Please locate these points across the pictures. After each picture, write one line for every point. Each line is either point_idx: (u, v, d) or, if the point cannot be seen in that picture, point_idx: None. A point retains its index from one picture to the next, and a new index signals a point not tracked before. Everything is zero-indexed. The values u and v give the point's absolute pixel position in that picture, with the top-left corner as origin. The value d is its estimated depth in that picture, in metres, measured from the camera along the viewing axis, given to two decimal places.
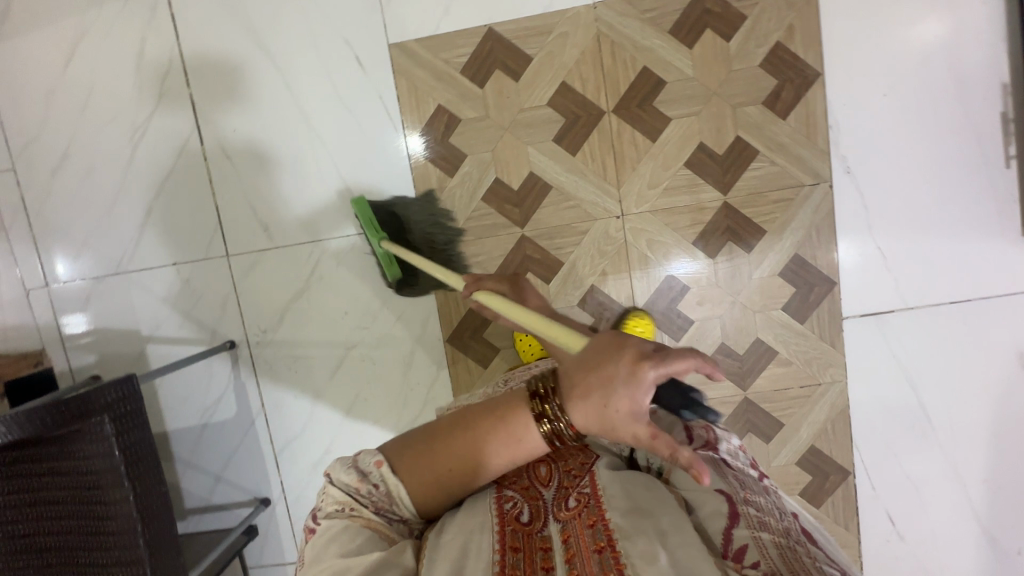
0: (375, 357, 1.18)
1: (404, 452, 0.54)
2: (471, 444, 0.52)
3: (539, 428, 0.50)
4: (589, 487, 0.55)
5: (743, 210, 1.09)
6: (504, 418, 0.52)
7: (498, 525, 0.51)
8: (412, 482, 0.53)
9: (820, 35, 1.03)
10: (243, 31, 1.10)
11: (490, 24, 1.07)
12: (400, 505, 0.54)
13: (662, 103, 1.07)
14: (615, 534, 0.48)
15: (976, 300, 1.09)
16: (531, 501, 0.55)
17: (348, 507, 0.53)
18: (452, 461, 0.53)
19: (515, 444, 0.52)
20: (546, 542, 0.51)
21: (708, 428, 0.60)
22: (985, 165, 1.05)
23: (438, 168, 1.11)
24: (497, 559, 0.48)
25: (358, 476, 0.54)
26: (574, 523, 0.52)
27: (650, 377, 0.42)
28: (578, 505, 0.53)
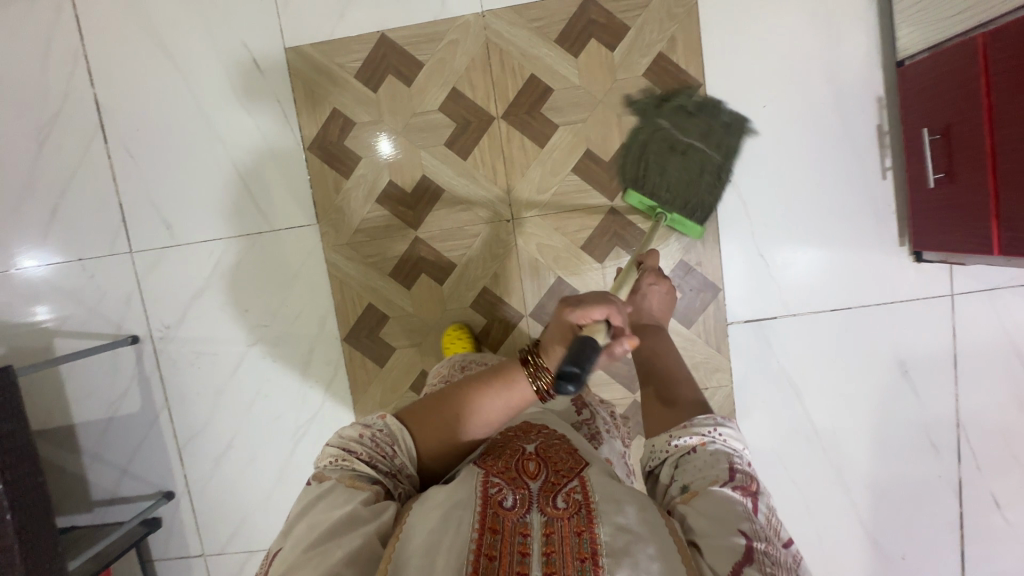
0: (276, 354, 1.21)
1: (412, 409, 0.61)
2: (472, 393, 0.60)
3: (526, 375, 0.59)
4: (581, 493, 0.52)
5: (629, 216, 1.11)
6: (501, 368, 0.61)
7: (481, 506, 0.51)
8: (417, 430, 0.59)
9: (700, 46, 1.06)
10: (146, 33, 1.13)
11: (383, 30, 1.09)
12: (401, 450, 0.58)
13: (549, 110, 1.09)
14: (601, 549, 0.46)
15: (856, 307, 1.11)
16: (518, 491, 0.53)
17: (340, 458, 0.56)
18: (455, 409, 0.60)
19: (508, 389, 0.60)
20: (527, 529, 0.50)
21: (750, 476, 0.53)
22: (862, 176, 1.07)
23: (334, 171, 1.14)
24: (476, 539, 0.47)
25: (362, 425, 0.58)
26: (560, 523, 0.50)
27: (571, 316, 0.58)
28: (566, 507, 0.51)
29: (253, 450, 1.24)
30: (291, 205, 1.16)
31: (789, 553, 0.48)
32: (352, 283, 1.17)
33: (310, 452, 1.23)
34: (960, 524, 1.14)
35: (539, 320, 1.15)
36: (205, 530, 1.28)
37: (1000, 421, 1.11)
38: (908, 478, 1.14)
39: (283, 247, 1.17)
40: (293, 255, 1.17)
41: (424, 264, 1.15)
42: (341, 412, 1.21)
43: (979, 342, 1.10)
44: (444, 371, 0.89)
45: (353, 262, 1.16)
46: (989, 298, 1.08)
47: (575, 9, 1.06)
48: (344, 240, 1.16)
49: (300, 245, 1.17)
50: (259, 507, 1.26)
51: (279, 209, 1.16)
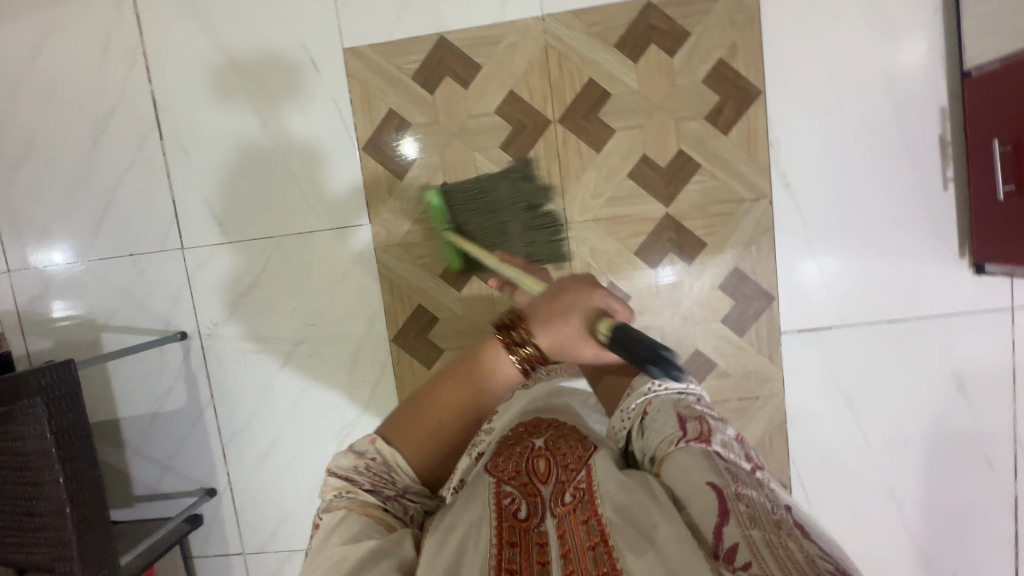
0: (323, 354, 1.21)
1: (394, 423, 0.60)
2: (452, 391, 0.59)
3: (508, 356, 0.58)
4: (586, 481, 0.55)
5: (685, 223, 1.10)
6: (471, 358, 0.60)
7: (496, 519, 0.53)
8: (406, 445, 0.59)
9: (761, 53, 1.05)
10: (204, 31, 1.14)
11: (442, 32, 1.10)
12: (399, 472, 0.58)
13: (606, 115, 1.09)
14: (609, 530, 0.49)
15: (913, 319, 1.10)
16: (531, 499, 0.56)
17: (346, 490, 0.56)
18: (439, 409, 0.59)
19: (486, 374, 0.59)
20: (542, 538, 0.51)
21: (701, 422, 0.58)
22: (922, 186, 1.06)
23: (388, 172, 1.14)
24: (495, 556, 0.49)
25: (354, 455, 0.58)
26: (570, 519, 0.52)
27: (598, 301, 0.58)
28: (573, 501, 0.54)
29: (296, 449, 1.24)
30: (343, 205, 1.16)
31: (757, 486, 0.51)
32: (401, 284, 1.17)
33: None
34: (1015, 542, 1.12)
35: None
36: (245, 529, 1.27)
37: None
38: (963, 494, 1.12)
39: (333, 247, 1.17)
40: (343, 255, 1.17)
41: None
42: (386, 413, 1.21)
43: None
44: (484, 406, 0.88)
45: (403, 262, 1.16)
46: None
47: (635, 14, 1.06)
48: (395, 241, 1.16)
49: (350, 244, 1.17)
50: (302, 506, 1.25)
51: (331, 209, 1.16)
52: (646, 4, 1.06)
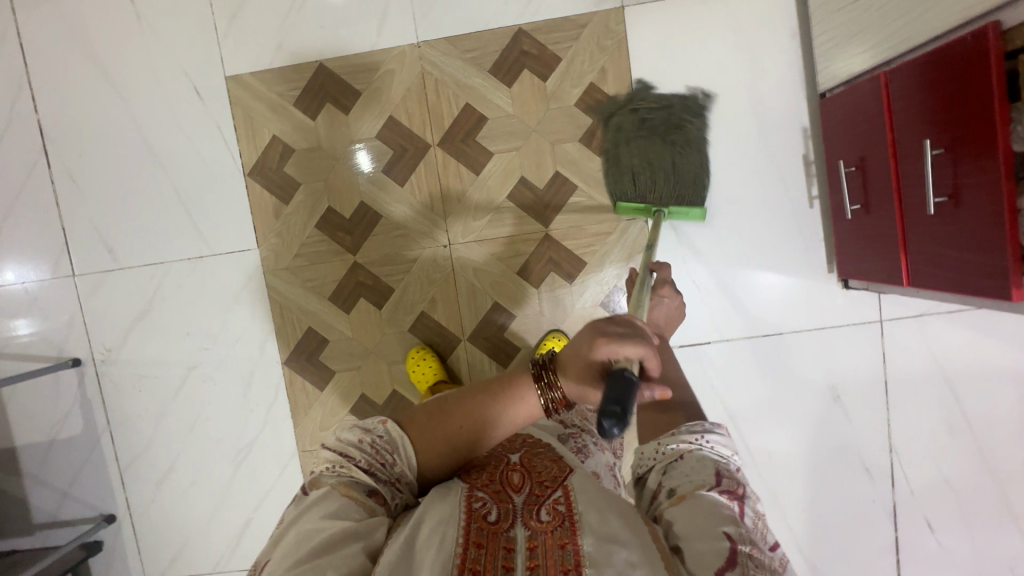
0: (216, 377, 1.21)
1: (413, 414, 0.58)
2: (479, 403, 0.57)
3: (537, 394, 0.57)
4: (564, 503, 0.52)
5: (564, 242, 1.12)
6: (509, 380, 0.58)
7: (465, 519, 0.50)
8: (417, 438, 0.56)
9: (629, 78, 1.08)
10: (89, 60, 1.15)
11: (321, 60, 1.11)
12: (400, 460, 0.54)
13: (483, 139, 1.11)
14: (584, 561, 0.45)
15: (788, 333, 1.12)
16: (501, 505, 0.53)
17: (338, 464, 0.52)
18: (460, 418, 0.57)
19: (513, 401, 0.57)
20: (511, 544, 0.49)
21: (739, 482, 0.52)
22: (790, 204, 1.09)
23: (274, 196, 1.15)
24: (460, 553, 0.46)
25: (361, 430, 0.55)
26: (544, 536, 0.49)
27: (602, 348, 0.53)
28: (551, 520, 0.50)
29: (194, 473, 1.24)
30: (233, 230, 1.17)
31: (775, 557, 0.47)
32: (291, 307, 1.18)
33: (251, 474, 1.23)
34: (897, 548, 1.15)
35: (477, 345, 1.16)
36: (147, 554, 1.27)
37: (931, 445, 1.12)
38: (844, 504, 1.15)
39: (225, 271, 1.18)
40: (235, 279, 1.18)
41: (363, 288, 1.16)
42: (282, 435, 1.22)
43: (909, 368, 1.11)
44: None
45: (292, 286, 1.17)
46: (916, 322, 1.10)
47: (507, 40, 1.08)
48: (283, 265, 1.17)
49: (240, 268, 1.18)
50: (202, 529, 1.25)
51: (220, 234, 1.17)
52: (516, 30, 1.08)
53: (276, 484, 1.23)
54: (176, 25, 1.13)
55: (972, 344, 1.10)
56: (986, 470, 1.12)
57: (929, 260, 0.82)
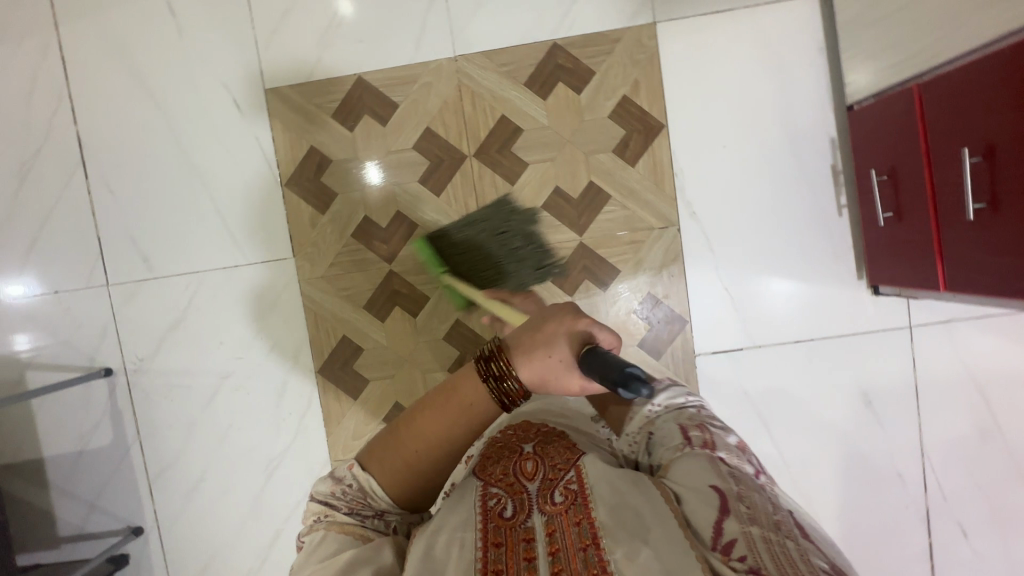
0: (249, 387, 1.21)
1: (374, 449, 0.58)
2: (426, 419, 0.56)
3: (486, 387, 0.55)
4: (577, 482, 0.53)
5: (598, 251, 1.14)
6: (452, 388, 0.56)
7: (481, 521, 0.51)
8: (382, 472, 0.57)
9: (662, 90, 1.11)
10: (129, 73, 1.17)
11: (360, 74, 1.14)
12: (374, 499, 0.56)
13: (519, 149, 1.13)
14: (600, 532, 0.47)
15: (820, 339, 1.14)
16: (516, 497, 0.54)
17: (322, 514, 0.56)
18: (414, 442, 0.56)
19: (461, 406, 0.56)
20: (530, 534, 0.50)
21: (704, 430, 0.58)
22: (819, 213, 1.12)
23: (311, 206, 1.17)
24: (480, 555, 0.48)
25: (332, 480, 0.58)
26: (560, 518, 0.50)
27: (584, 325, 0.54)
28: (564, 501, 0.52)
29: (224, 484, 1.23)
30: (270, 240, 1.18)
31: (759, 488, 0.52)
32: (326, 316, 1.19)
33: (283, 485, 1.23)
34: (931, 555, 1.15)
35: None
36: (173, 567, 1.25)
37: (962, 449, 1.13)
38: (879, 510, 1.15)
39: (260, 280, 1.19)
40: (270, 288, 1.19)
41: (398, 296, 1.17)
42: (314, 444, 1.21)
43: (939, 374, 1.13)
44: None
45: (327, 294, 1.18)
46: (945, 328, 1.12)
47: (543, 54, 1.11)
48: (319, 273, 1.18)
49: (275, 278, 1.19)
50: (232, 541, 1.24)
51: (255, 244, 1.18)
52: (552, 45, 1.11)
53: (307, 494, 1.23)
54: (218, 39, 1.15)
55: (1001, 350, 1.12)
56: (1018, 474, 1.13)
57: (966, 265, 0.84)
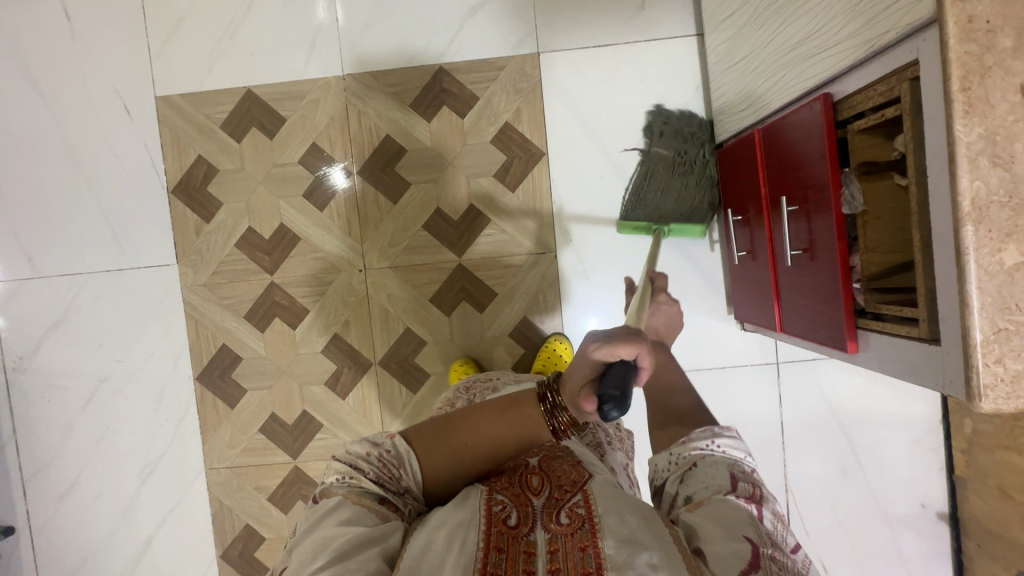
0: (127, 390, 1.21)
1: (423, 427, 0.57)
2: (481, 422, 0.56)
3: (544, 414, 0.55)
4: (584, 506, 0.50)
5: (476, 272, 1.15)
6: (515, 402, 0.56)
7: (485, 524, 0.48)
8: (425, 452, 0.55)
9: (544, 119, 1.13)
10: (21, 74, 1.17)
11: (249, 86, 1.15)
12: (405, 474, 0.54)
13: (402, 169, 1.15)
14: (606, 564, 0.44)
15: (690, 371, 1.16)
16: (521, 508, 0.51)
17: (348, 476, 0.53)
18: (464, 436, 0.55)
19: (520, 421, 0.55)
20: (531, 548, 0.47)
21: (755, 486, 0.51)
22: (692, 246, 1.14)
23: (195, 214, 1.17)
24: (481, 556, 0.45)
25: (369, 445, 0.55)
26: (565, 539, 0.47)
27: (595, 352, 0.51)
28: (571, 522, 0.49)
29: (98, 488, 1.23)
30: (154, 246, 1.18)
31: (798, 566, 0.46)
32: (206, 323, 1.19)
33: (158, 490, 1.22)
34: None
35: (389, 368, 1.17)
36: (44, 570, 1.24)
37: (825, 486, 1.15)
38: None
39: (142, 284, 1.19)
40: (152, 293, 1.19)
41: (279, 307, 1.18)
42: (190, 450, 1.21)
43: (804, 411, 1.14)
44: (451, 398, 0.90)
45: (209, 302, 1.19)
46: (811, 366, 1.14)
47: (428, 77, 1.13)
48: (201, 281, 1.18)
49: (158, 284, 1.19)
50: (103, 544, 1.23)
51: (140, 248, 1.19)
52: (437, 69, 1.13)
53: (181, 501, 1.22)
54: (110, 45, 1.16)
55: (865, 390, 1.13)
56: (878, 514, 1.14)
57: (793, 309, 0.84)
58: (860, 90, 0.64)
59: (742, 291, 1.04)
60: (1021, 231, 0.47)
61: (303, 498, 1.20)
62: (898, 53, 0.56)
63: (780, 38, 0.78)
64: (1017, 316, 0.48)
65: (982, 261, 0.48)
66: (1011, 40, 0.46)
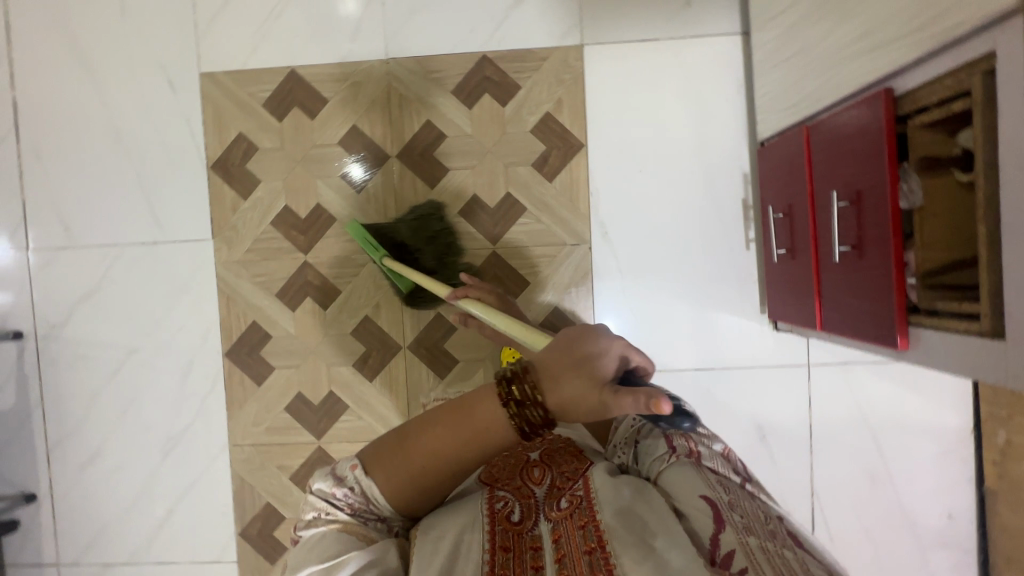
0: (155, 363, 1.22)
1: (379, 451, 0.52)
2: (436, 436, 0.50)
3: (505, 412, 0.48)
4: (582, 489, 0.53)
5: (509, 261, 1.15)
6: (469, 407, 0.49)
7: (489, 523, 0.51)
8: (388, 479, 0.51)
9: (584, 111, 1.13)
10: (70, 45, 1.19)
11: (293, 66, 1.16)
12: (378, 506, 0.51)
13: (441, 154, 1.15)
14: (606, 535, 0.47)
15: (719, 370, 1.15)
16: (524, 501, 0.55)
17: (325, 511, 0.52)
18: (422, 456, 0.50)
19: (473, 431, 0.49)
20: (536, 541, 0.50)
21: (690, 438, 0.57)
22: (727, 245, 1.13)
23: (233, 190, 1.18)
24: (487, 558, 0.48)
25: (333, 481, 0.52)
26: (565, 523, 0.51)
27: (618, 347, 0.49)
28: (569, 506, 0.52)
29: (122, 459, 1.23)
30: (191, 220, 1.19)
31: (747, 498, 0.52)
32: (237, 300, 1.20)
33: (180, 464, 1.23)
34: None
35: (416, 353, 1.18)
36: (63, 538, 1.25)
37: (850, 493, 1.14)
38: None
39: (176, 258, 1.20)
40: (186, 267, 1.20)
41: (310, 288, 1.19)
42: (214, 426, 1.22)
43: (833, 416, 1.14)
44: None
45: (241, 279, 1.19)
46: (843, 370, 1.13)
47: (472, 65, 1.14)
48: (235, 258, 1.19)
49: (191, 259, 1.20)
50: (123, 515, 1.24)
51: (176, 222, 1.19)
52: (481, 56, 1.14)
53: (203, 476, 1.23)
54: (159, 20, 1.17)
55: (896, 397, 1.12)
56: (903, 523, 1.13)
57: (837, 306, 0.84)
58: (926, 85, 0.64)
59: (778, 289, 1.04)
60: None
61: None
62: (973, 45, 0.56)
63: (837, 35, 0.78)
64: None
65: None
66: None
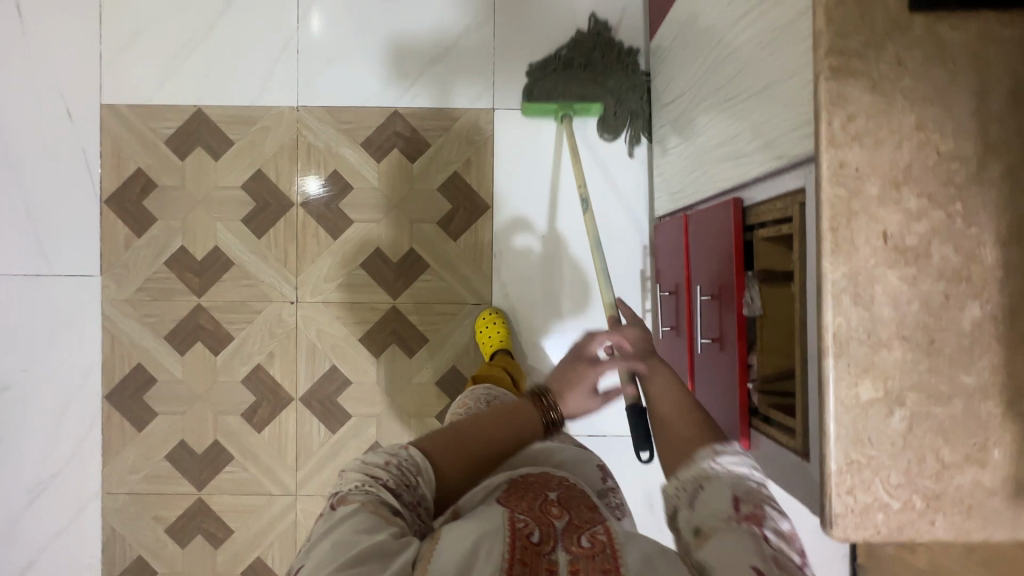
0: (28, 402, 1.15)
1: (433, 438, 0.52)
2: (489, 429, 0.53)
3: (540, 411, 0.57)
4: (607, 534, 0.45)
5: (409, 316, 1.14)
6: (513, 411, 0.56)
7: (507, 536, 0.43)
8: (441, 460, 0.50)
9: (492, 173, 1.14)
10: None
11: (200, 106, 1.14)
12: (423, 482, 0.47)
13: (347, 206, 1.14)
14: None
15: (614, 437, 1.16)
16: (543, 527, 0.45)
17: (367, 483, 0.45)
18: (472, 443, 0.52)
19: (517, 429, 0.55)
20: (553, 566, 0.41)
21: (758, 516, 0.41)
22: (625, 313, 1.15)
23: (127, 227, 1.14)
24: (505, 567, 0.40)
25: (384, 454, 0.48)
26: (586, 561, 0.42)
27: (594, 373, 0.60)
28: (593, 546, 0.43)
29: None
30: (79, 254, 1.14)
31: None
32: (123, 339, 1.14)
33: (46, 511, 1.15)
34: None
35: (308, 406, 1.14)
36: None
37: None
38: None
39: (59, 291, 1.14)
40: (69, 301, 1.14)
41: (202, 331, 1.15)
42: (88, 471, 1.15)
43: None
44: (469, 402, 0.79)
45: (128, 318, 1.14)
46: None
47: (382, 119, 1.14)
48: (123, 296, 1.14)
49: (76, 294, 1.14)
50: None
51: (63, 254, 1.14)
52: (392, 111, 1.14)
53: (71, 524, 1.15)
54: (61, 46, 1.14)
55: None
56: None
57: (702, 395, 0.85)
58: (763, 202, 0.67)
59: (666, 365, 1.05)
60: (876, 368, 0.50)
61: (203, 532, 1.15)
62: (790, 177, 0.59)
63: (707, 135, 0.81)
64: (867, 449, 0.50)
65: (842, 394, 0.50)
66: (877, 189, 0.49)
